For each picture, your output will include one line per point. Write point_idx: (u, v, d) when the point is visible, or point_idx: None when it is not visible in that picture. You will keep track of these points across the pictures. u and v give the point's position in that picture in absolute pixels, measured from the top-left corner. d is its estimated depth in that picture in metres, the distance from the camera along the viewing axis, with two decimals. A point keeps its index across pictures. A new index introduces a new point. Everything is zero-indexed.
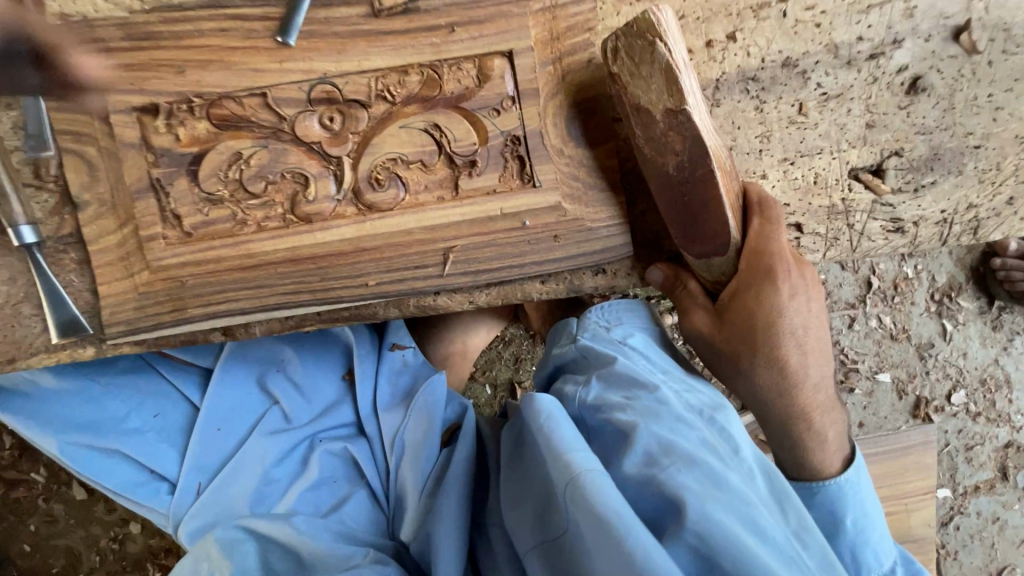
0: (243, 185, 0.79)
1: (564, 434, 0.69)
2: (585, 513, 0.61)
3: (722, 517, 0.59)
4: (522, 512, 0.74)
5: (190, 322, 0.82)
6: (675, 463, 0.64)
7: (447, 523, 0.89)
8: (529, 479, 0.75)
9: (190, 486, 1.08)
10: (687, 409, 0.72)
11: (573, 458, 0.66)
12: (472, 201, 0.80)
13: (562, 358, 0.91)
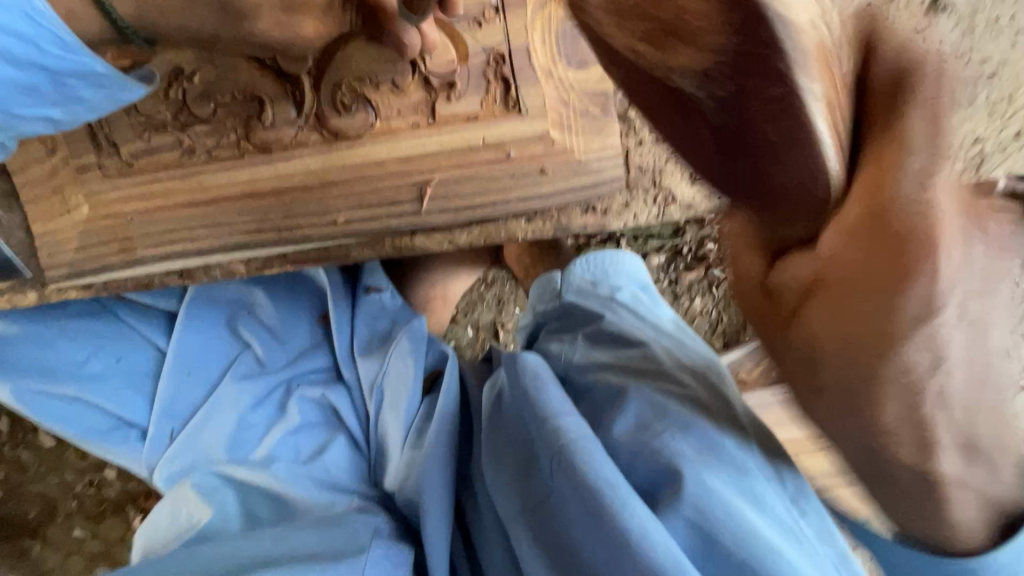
0: (187, 107, 0.69)
1: (554, 398, 0.71)
2: (575, 480, 0.62)
3: (717, 484, 0.59)
4: (505, 475, 0.72)
5: (141, 264, 0.74)
6: (672, 431, 0.64)
7: (430, 476, 0.87)
8: (513, 443, 0.73)
9: (162, 433, 1.03)
10: (678, 368, 0.74)
11: (562, 425, 0.66)
12: (451, 128, 0.72)
13: (546, 314, 0.95)
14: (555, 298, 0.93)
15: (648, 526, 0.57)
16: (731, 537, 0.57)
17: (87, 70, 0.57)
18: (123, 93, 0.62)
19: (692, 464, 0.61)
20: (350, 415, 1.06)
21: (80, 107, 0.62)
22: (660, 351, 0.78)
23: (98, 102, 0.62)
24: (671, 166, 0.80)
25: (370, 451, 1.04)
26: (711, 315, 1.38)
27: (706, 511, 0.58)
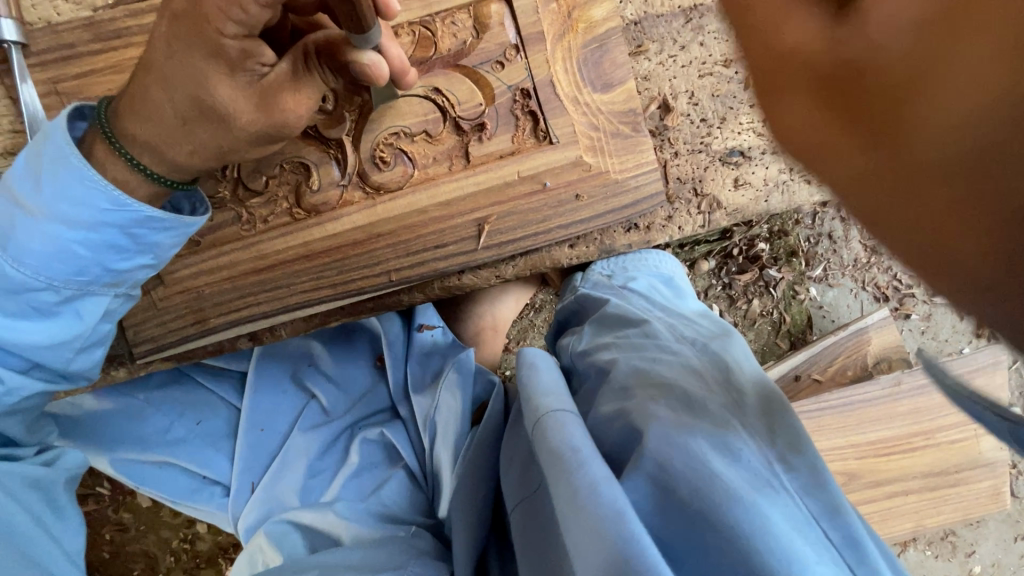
0: (243, 183, 0.74)
1: (546, 379, 0.70)
2: (544, 445, 0.59)
3: (679, 435, 0.55)
4: (512, 469, 0.72)
5: (214, 332, 0.79)
6: (640, 393, 0.61)
7: (473, 499, 0.86)
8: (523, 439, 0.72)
9: (243, 487, 1.08)
10: (676, 340, 0.69)
11: (543, 399, 0.65)
12: (487, 169, 0.74)
13: (564, 310, 0.92)
14: (572, 294, 0.90)
15: (599, 480, 0.52)
16: (686, 490, 0.52)
17: (138, 215, 0.64)
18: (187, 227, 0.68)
19: (658, 420, 0.57)
20: (407, 449, 1.06)
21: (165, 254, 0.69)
22: (662, 327, 0.72)
23: (172, 245, 0.69)
24: (712, 173, 0.79)
25: (428, 485, 1.05)
26: (773, 316, 1.32)
27: (661, 461, 0.54)
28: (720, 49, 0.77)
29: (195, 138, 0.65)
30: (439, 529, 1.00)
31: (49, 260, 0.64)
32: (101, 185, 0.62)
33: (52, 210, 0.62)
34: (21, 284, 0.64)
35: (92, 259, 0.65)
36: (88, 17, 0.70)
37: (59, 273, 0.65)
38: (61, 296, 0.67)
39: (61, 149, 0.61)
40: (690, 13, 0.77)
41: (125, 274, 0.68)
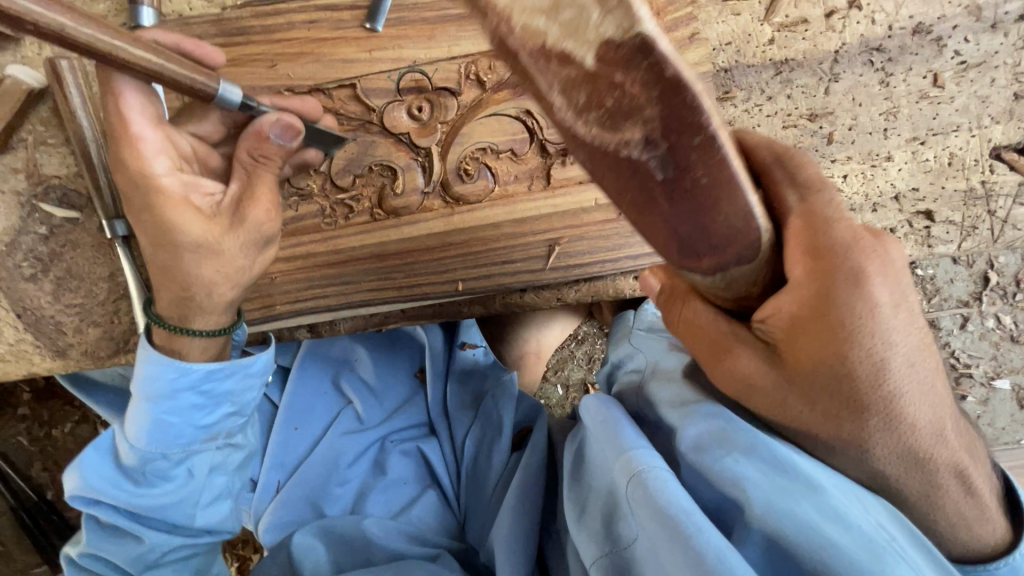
0: (331, 180, 0.76)
1: (625, 432, 0.64)
2: (647, 511, 0.55)
3: (789, 501, 0.51)
4: (586, 518, 0.65)
5: (280, 319, 0.81)
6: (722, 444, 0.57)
7: (512, 534, 0.81)
8: (594, 490, 0.65)
9: (269, 485, 1.07)
10: None
11: (634, 455, 0.60)
12: (566, 192, 0.76)
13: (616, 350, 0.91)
14: (625, 332, 0.91)
15: (724, 552, 0.49)
16: (808, 556, 0.49)
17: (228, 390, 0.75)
18: (248, 369, 0.75)
19: (756, 481, 0.53)
20: (440, 466, 1.06)
21: (238, 398, 0.77)
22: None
23: (241, 388, 0.76)
24: None
25: (459, 507, 1.03)
26: None
27: (774, 527, 0.50)
28: (808, 103, 0.78)
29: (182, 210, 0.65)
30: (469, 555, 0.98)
31: (185, 500, 0.79)
32: (172, 363, 0.69)
33: (145, 396, 0.70)
34: (140, 457, 0.74)
35: (184, 422, 0.73)
36: (216, 13, 0.75)
37: (163, 442, 0.73)
38: (173, 461, 0.76)
39: (146, 358, 0.69)
40: (782, 66, 0.77)
41: (213, 427, 0.76)
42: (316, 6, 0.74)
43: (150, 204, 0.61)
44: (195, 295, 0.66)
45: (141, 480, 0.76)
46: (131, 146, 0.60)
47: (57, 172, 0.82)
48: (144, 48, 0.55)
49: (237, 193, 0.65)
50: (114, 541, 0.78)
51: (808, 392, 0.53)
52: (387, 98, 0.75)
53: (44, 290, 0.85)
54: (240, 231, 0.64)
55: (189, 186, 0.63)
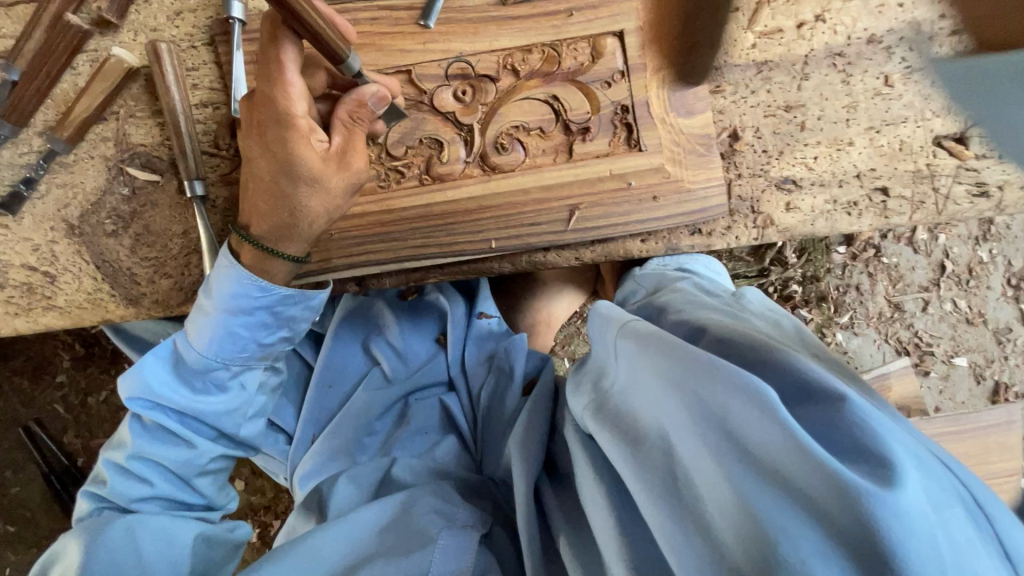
0: (386, 150, 0.90)
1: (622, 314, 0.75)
2: (640, 337, 0.64)
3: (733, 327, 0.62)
4: (584, 387, 0.74)
5: (334, 272, 0.93)
6: (692, 314, 0.71)
7: (528, 440, 0.90)
8: (590, 367, 0.76)
9: (305, 437, 1.18)
10: (730, 299, 0.78)
11: (629, 319, 0.71)
12: (585, 163, 0.90)
13: (623, 295, 0.98)
14: (632, 281, 0.99)
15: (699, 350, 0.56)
16: (765, 362, 0.55)
17: (288, 315, 0.87)
18: (310, 302, 0.87)
19: (711, 322, 0.66)
20: (460, 417, 1.17)
21: (295, 325, 0.89)
22: (689, 286, 0.84)
23: (301, 318, 0.89)
24: (767, 196, 0.94)
25: (477, 449, 1.13)
26: None
27: (722, 338, 0.61)
28: (784, 97, 0.94)
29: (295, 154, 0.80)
30: (485, 487, 1.06)
31: (236, 411, 0.91)
32: (255, 282, 0.82)
33: (223, 308, 0.82)
34: (205, 365, 0.85)
35: (250, 336, 0.86)
36: None
37: (229, 352, 0.85)
38: (231, 372, 0.88)
39: (232, 276, 0.81)
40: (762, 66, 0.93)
41: (269, 347, 0.89)
42: (377, 5, 0.89)
43: (283, 139, 0.77)
44: (299, 224, 0.81)
45: (199, 387, 0.87)
46: (282, 90, 0.75)
47: (144, 141, 0.94)
48: (316, 14, 0.70)
49: (341, 145, 0.80)
50: (167, 446, 0.89)
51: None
52: (436, 83, 0.89)
53: (123, 245, 0.96)
54: (345, 174, 0.79)
55: (311, 132, 0.78)
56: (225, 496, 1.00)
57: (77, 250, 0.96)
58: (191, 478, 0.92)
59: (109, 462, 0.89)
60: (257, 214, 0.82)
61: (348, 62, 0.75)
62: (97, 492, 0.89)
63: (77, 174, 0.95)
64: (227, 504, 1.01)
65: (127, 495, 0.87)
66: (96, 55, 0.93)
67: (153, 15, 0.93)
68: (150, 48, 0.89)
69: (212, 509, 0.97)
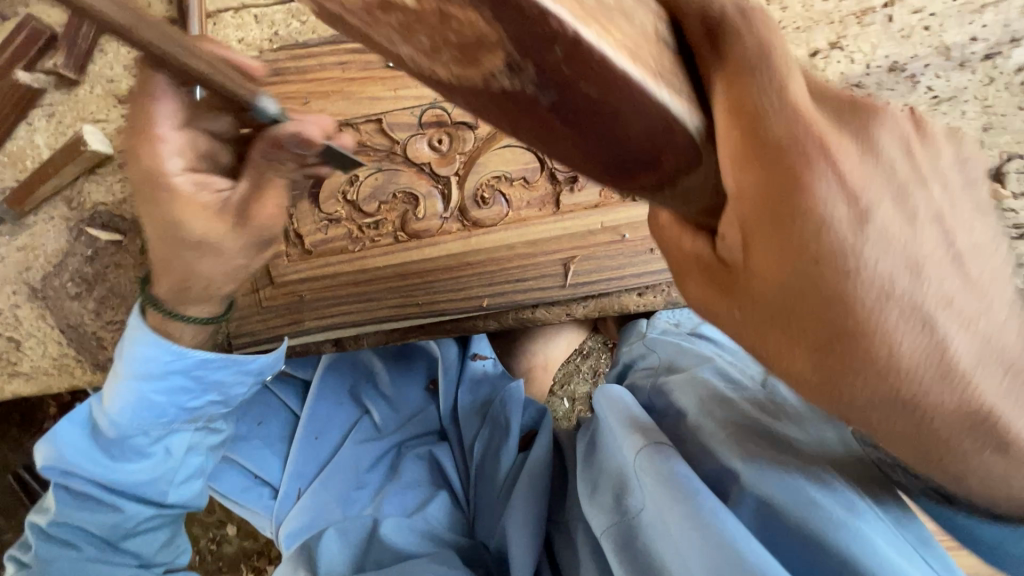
0: (358, 206, 0.83)
1: (635, 413, 0.69)
2: (659, 475, 0.58)
3: (769, 465, 0.57)
4: (596, 492, 0.66)
5: (307, 334, 0.87)
6: (723, 430, 0.63)
7: (520, 517, 0.83)
8: (606, 466, 0.67)
9: (290, 493, 1.12)
10: (743, 378, 0.73)
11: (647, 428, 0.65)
12: (575, 216, 0.82)
13: (630, 354, 0.92)
14: (638, 338, 0.93)
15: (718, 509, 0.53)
16: (806, 531, 0.52)
17: (213, 381, 0.80)
18: (240, 364, 0.80)
19: (744, 449, 0.60)
20: (452, 471, 1.11)
21: (225, 389, 0.82)
22: (710, 374, 0.74)
23: (229, 380, 0.81)
24: None
25: (470, 507, 1.07)
26: None
27: (753, 483, 0.57)
28: None
29: (167, 206, 0.67)
30: (478, 555, 0.99)
31: (160, 478, 0.83)
32: (165, 345, 0.75)
33: (132, 373, 0.75)
34: (122, 433, 0.79)
35: (168, 401, 0.78)
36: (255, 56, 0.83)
37: (145, 419, 0.78)
38: (152, 438, 0.81)
39: (142, 337, 0.74)
40: None
41: (197, 410, 0.82)
42: (344, 49, 0.82)
43: (164, 202, 0.66)
44: (195, 288, 0.73)
45: (118, 455, 0.80)
46: (153, 146, 0.66)
47: (104, 199, 0.89)
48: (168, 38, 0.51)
49: (245, 191, 0.67)
50: (91, 508, 0.82)
51: (777, 324, 0.39)
52: (410, 132, 0.82)
53: (87, 307, 0.91)
54: (242, 231, 0.68)
55: (200, 183, 0.67)
56: (172, 548, 0.90)
57: (41, 314, 0.91)
58: (117, 540, 0.83)
59: (30, 526, 0.83)
60: (163, 276, 0.73)
61: (251, 104, 0.56)
62: (16, 558, 0.82)
63: (37, 236, 0.89)
64: (175, 557, 0.92)
65: (47, 562, 0.79)
66: (50, 110, 0.87)
67: (109, 66, 0.87)
68: None
69: (150, 566, 0.87)
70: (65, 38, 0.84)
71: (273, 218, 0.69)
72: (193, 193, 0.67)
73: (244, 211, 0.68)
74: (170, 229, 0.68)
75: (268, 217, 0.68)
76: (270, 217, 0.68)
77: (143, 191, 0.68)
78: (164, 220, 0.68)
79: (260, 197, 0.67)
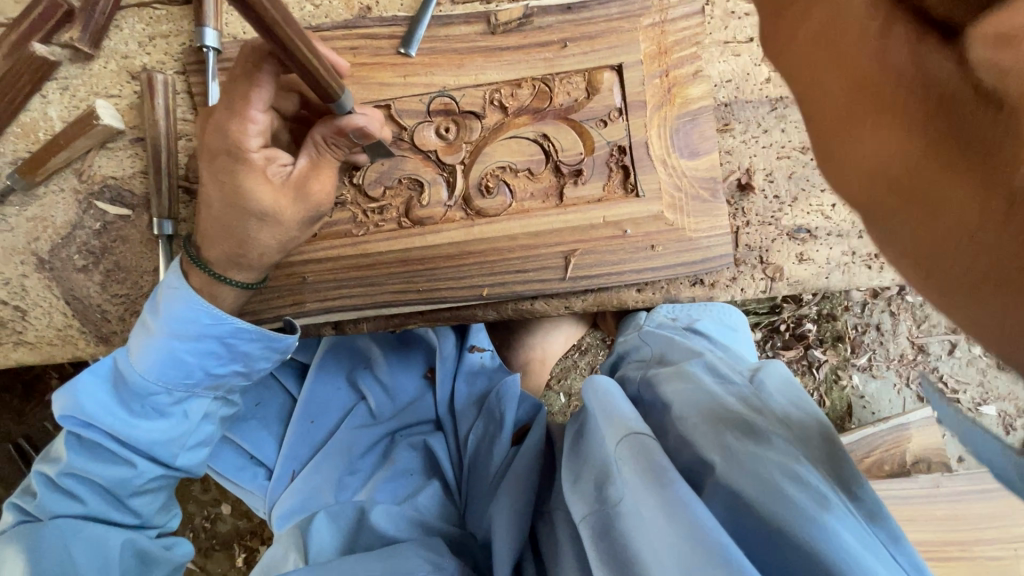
0: (363, 191, 0.84)
1: (622, 408, 0.68)
2: (644, 471, 0.58)
3: (752, 464, 0.56)
4: (577, 480, 0.65)
5: (307, 316, 0.88)
6: (708, 426, 0.61)
7: (509, 508, 0.83)
8: (590, 458, 0.66)
9: (285, 474, 1.13)
10: (731, 371, 0.72)
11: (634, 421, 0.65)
12: (577, 210, 0.83)
13: (625, 346, 0.91)
14: (635, 331, 0.92)
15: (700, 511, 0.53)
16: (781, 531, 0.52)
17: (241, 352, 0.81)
18: (270, 340, 0.81)
19: (726, 446, 0.58)
20: (445, 461, 1.11)
21: (251, 362, 0.84)
22: (700, 369, 0.71)
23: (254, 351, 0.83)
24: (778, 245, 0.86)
25: (461, 497, 1.08)
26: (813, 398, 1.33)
27: (733, 481, 0.56)
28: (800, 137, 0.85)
29: (236, 172, 0.71)
30: (467, 544, 1.00)
31: (173, 440, 0.83)
32: (206, 307, 0.77)
33: (168, 330, 0.76)
34: (145, 388, 0.79)
35: (196, 363, 0.79)
36: None
37: (170, 377, 0.79)
38: (173, 398, 0.81)
39: (179, 294, 0.76)
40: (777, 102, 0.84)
41: (220, 378, 0.82)
42: (356, 34, 0.82)
43: (232, 169, 0.71)
44: (248, 257, 0.77)
45: (138, 411, 0.80)
46: (238, 119, 0.70)
47: (114, 173, 0.90)
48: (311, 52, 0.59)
49: (304, 169, 0.73)
50: (101, 462, 0.81)
51: (910, 204, 0.31)
52: (418, 119, 0.83)
53: (93, 280, 0.92)
54: (301, 205, 0.73)
55: (269, 160, 0.72)
56: (167, 513, 0.91)
57: (47, 285, 0.92)
58: (127, 497, 0.83)
59: (37, 474, 0.81)
60: (214, 241, 0.77)
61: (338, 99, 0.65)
62: (22, 505, 0.81)
63: (46, 207, 0.90)
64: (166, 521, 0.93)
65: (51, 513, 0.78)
66: (66, 83, 0.88)
67: (125, 42, 0.88)
68: (146, 79, 0.85)
69: (149, 527, 0.88)
70: (82, 13, 0.85)
71: (323, 196, 0.74)
72: (259, 165, 0.72)
73: (297, 186, 0.72)
74: (232, 195, 0.72)
75: (318, 194, 0.74)
76: (321, 194, 0.74)
77: (213, 156, 0.73)
78: (228, 186, 0.72)
79: (317, 175, 0.73)
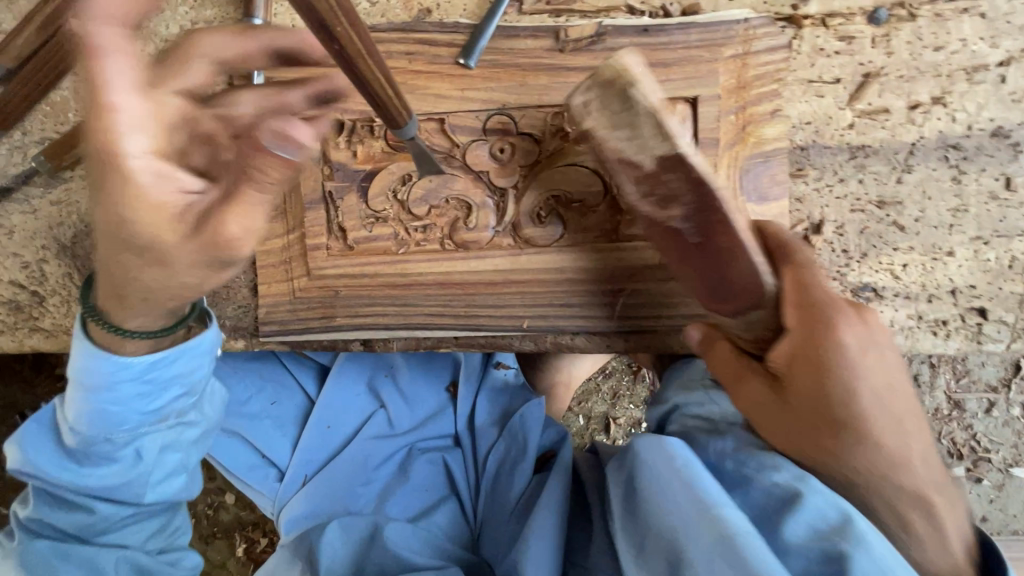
0: (407, 207, 0.80)
1: (668, 465, 0.68)
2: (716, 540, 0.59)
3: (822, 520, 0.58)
4: (645, 550, 0.67)
5: (336, 330, 0.83)
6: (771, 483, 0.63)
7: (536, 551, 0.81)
8: (651, 525, 0.67)
9: (297, 478, 1.11)
10: None
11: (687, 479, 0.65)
12: (633, 247, 0.78)
13: (687, 399, 0.83)
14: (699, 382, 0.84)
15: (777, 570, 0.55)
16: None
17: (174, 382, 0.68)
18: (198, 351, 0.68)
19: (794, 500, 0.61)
20: (463, 482, 1.09)
21: (190, 379, 0.70)
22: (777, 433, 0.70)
23: (190, 370, 0.69)
24: None
25: (476, 520, 1.06)
26: None
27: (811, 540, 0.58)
28: (878, 190, 0.79)
29: (114, 217, 0.50)
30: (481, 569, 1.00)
31: (133, 481, 0.74)
32: (121, 362, 0.63)
33: (82, 387, 0.64)
34: (82, 442, 0.69)
35: (125, 412, 0.67)
36: None
37: (105, 429, 0.68)
38: (118, 445, 0.70)
39: (85, 351, 0.63)
40: (857, 151, 0.78)
41: (162, 414, 0.70)
42: (413, 39, 0.77)
43: (107, 195, 0.49)
44: (165, 303, 0.58)
45: (84, 461, 0.71)
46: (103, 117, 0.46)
47: None
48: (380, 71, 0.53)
49: (215, 198, 0.50)
50: (68, 512, 0.76)
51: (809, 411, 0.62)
52: (471, 136, 0.78)
53: None
54: (200, 246, 0.50)
55: (160, 176, 0.49)
56: (169, 533, 0.84)
57: (67, 273, 0.88)
58: (95, 537, 0.77)
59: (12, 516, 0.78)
60: (122, 308, 0.60)
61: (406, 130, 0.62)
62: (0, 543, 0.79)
63: (72, 192, 0.86)
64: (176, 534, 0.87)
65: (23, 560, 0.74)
66: None
67: (165, 24, 0.82)
68: None
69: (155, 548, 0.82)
70: None
71: (242, 237, 0.50)
72: (145, 188, 0.48)
73: (204, 220, 0.50)
74: (117, 239, 0.51)
75: (230, 234, 0.49)
76: (237, 238, 0.49)
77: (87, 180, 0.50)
78: (109, 224, 0.50)
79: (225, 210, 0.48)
